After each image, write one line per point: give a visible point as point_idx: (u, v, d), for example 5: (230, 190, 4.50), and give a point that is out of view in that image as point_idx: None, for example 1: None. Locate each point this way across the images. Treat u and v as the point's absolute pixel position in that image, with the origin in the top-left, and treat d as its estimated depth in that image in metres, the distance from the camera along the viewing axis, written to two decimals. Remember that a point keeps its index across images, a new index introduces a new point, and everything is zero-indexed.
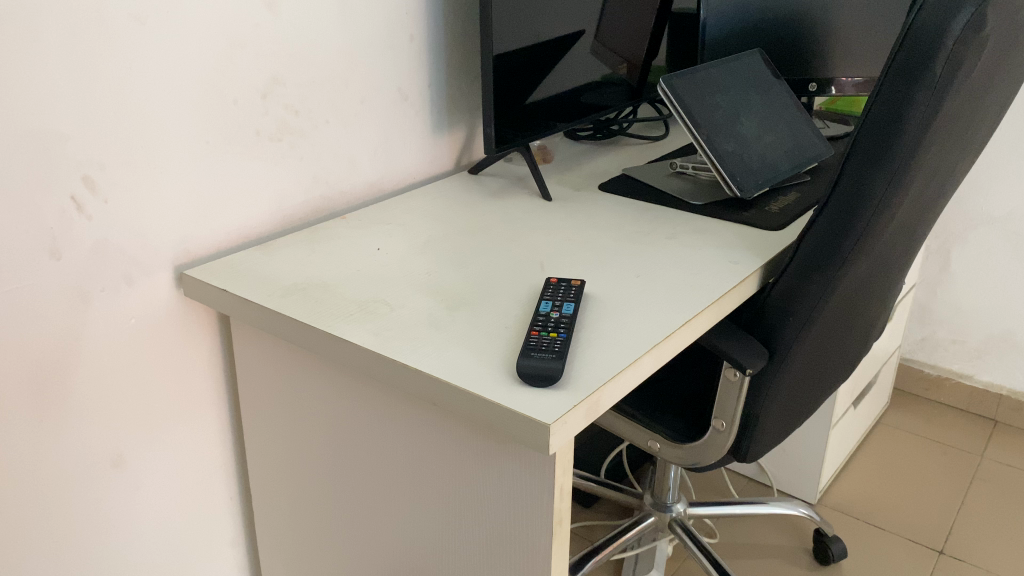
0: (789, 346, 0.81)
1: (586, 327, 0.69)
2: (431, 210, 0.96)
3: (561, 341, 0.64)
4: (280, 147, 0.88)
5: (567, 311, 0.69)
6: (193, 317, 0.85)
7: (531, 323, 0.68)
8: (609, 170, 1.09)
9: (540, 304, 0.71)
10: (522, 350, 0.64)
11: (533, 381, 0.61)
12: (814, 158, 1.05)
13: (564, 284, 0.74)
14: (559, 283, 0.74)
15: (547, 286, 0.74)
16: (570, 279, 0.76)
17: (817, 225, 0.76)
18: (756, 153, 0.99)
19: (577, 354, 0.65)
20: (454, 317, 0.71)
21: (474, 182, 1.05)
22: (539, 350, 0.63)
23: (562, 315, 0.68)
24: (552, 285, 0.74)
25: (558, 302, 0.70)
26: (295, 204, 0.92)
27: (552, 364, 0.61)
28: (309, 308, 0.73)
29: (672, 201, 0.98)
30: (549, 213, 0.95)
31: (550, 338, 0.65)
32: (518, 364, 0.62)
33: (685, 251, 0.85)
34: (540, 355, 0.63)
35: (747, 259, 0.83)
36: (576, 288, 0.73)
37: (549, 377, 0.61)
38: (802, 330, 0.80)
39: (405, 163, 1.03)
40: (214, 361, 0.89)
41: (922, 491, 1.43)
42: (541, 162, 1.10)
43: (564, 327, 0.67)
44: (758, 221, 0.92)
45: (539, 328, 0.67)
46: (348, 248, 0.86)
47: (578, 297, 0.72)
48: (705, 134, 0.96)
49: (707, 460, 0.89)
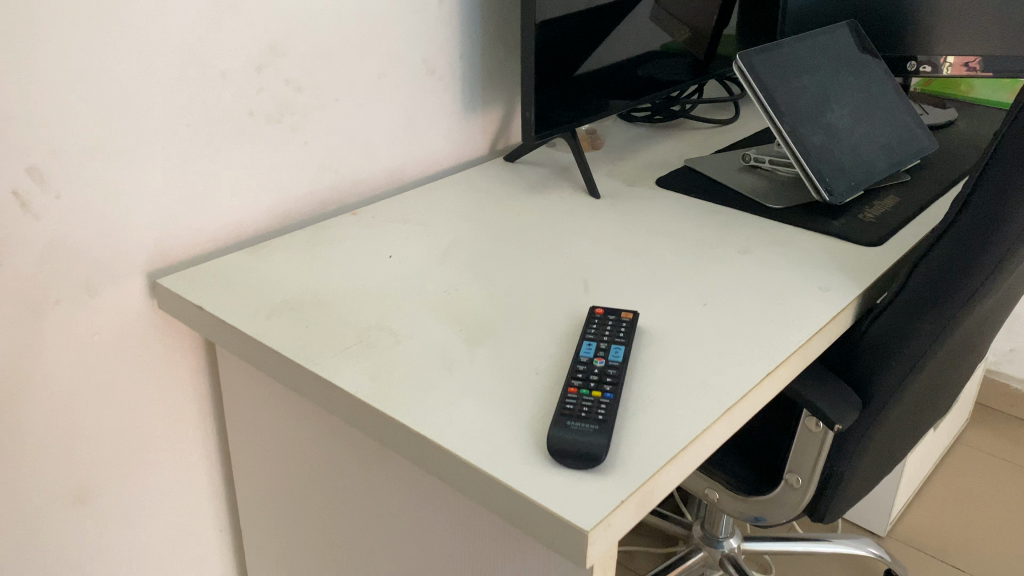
0: (887, 399, 0.66)
1: (642, 380, 0.55)
2: (457, 207, 0.82)
3: (606, 405, 0.50)
4: (280, 130, 0.73)
5: (615, 360, 0.55)
6: (174, 331, 0.72)
7: (568, 375, 0.54)
8: (669, 160, 0.93)
9: (581, 345, 0.57)
10: (556, 416, 0.50)
11: (569, 462, 0.47)
12: (917, 153, 0.88)
13: (612, 320, 0.59)
14: (604, 317, 0.60)
15: (589, 321, 0.60)
16: (619, 309, 0.61)
17: (929, 258, 0.62)
18: (849, 146, 0.83)
19: (627, 422, 0.51)
20: (473, 357, 0.57)
21: (511, 172, 0.90)
22: (579, 418, 0.49)
23: (609, 366, 0.54)
24: (595, 321, 0.60)
25: (605, 345, 0.56)
26: (299, 197, 0.78)
27: (597, 440, 0.47)
28: (298, 336, 0.59)
29: (745, 202, 0.82)
30: (597, 215, 0.80)
31: (594, 399, 0.51)
32: (550, 437, 0.48)
33: (764, 272, 0.70)
34: (582, 427, 0.48)
35: (841, 285, 0.68)
36: (627, 325, 0.58)
37: (591, 460, 0.46)
38: (904, 381, 0.65)
39: (431, 149, 0.88)
40: (196, 380, 0.76)
41: (1007, 526, 1.26)
42: (588, 148, 0.95)
43: (612, 385, 0.52)
44: (850, 233, 0.76)
45: (580, 385, 0.52)
46: (357, 254, 0.72)
47: (629, 338, 0.58)
48: (789, 124, 0.79)
49: (777, 519, 0.76)
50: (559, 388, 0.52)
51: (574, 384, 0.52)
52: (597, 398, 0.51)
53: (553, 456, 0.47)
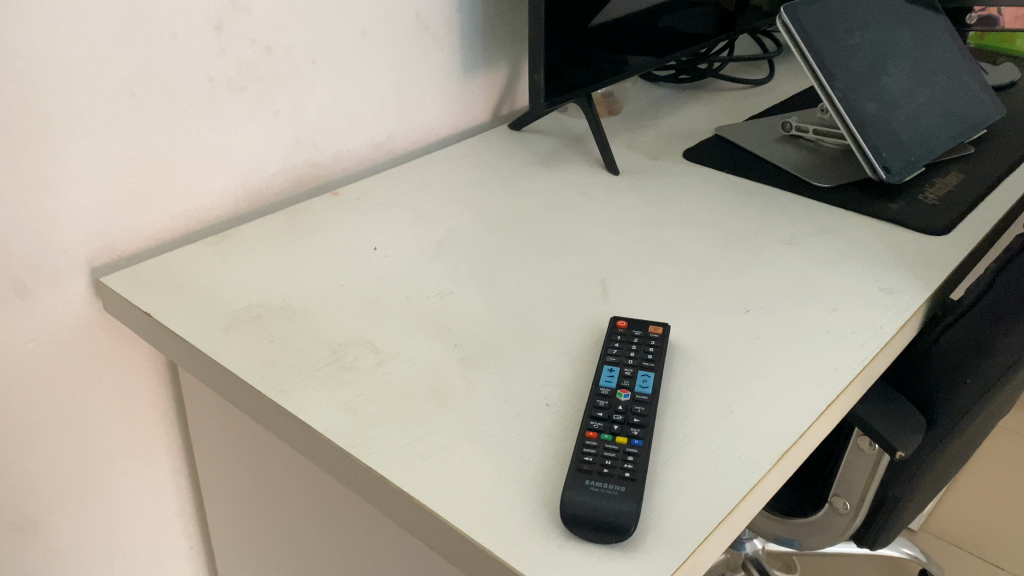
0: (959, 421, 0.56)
1: (677, 415, 0.45)
2: (455, 186, 0.71)
3: (634, 457, 0.40)
4: (245, 100, 0.62)
5: (644, 391, 0.45)
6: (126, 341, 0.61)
7: (585, 411, 0.44)
8: (696, 128, 0.82)
9: (601, 370, 0.47)
10: (572, 471, 0.40)
11: (589, 533, 0.37)
12: (982, 121, 0.77)
13: (637, 337, 0.49)
14: (628, 333, 0.50)
15: (610, 337, 0.50)
16: (646, 321, 0.51)
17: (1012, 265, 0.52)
18: (907, 115, 0.72)
19: (659, 476, 0.41)
20: (470, 383, 0.47)
21: (518, 142, 0.80)
22: (602, 475, 0.39)
23: (637, 400, 0.44)
24: (617, 338, 0.49)
25: (630, 372, 0.46)
26: (272, 175, 0.67)
27: (625, 506, 0.38)
28: (262, 355, 0.50)
29: (786, 181, 0.71)
30: (615, 197, 0.70)
31: (620, 447, 0.41)
32: (566, 499, 0.38)
33: (813, 270, 0.59)
34: (606, 488, 0.39)
35: (907, 286, 0.57)
36: (657, 345, 0.49)
37: (619, 532, 0.37)
38: (981, 403, 0.55)
39: (424, 117, 0.77)
40: (157, 391, 0.66)
41: None
42: (604, 113, 0.84)
43: (641, 427, 0.42)
44: (911, 219, 0.65)
45: (601, 427, 0.42)
46: (336, 246, 0.62)
47: (659, 361, 0.48)
48: (841, 90, 0.68)
49: (820, 544, 0.67)
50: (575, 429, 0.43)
51: (593, 425, 0.43)
52: (624, 445, 0.41)
53: (570, 525, 0.38)
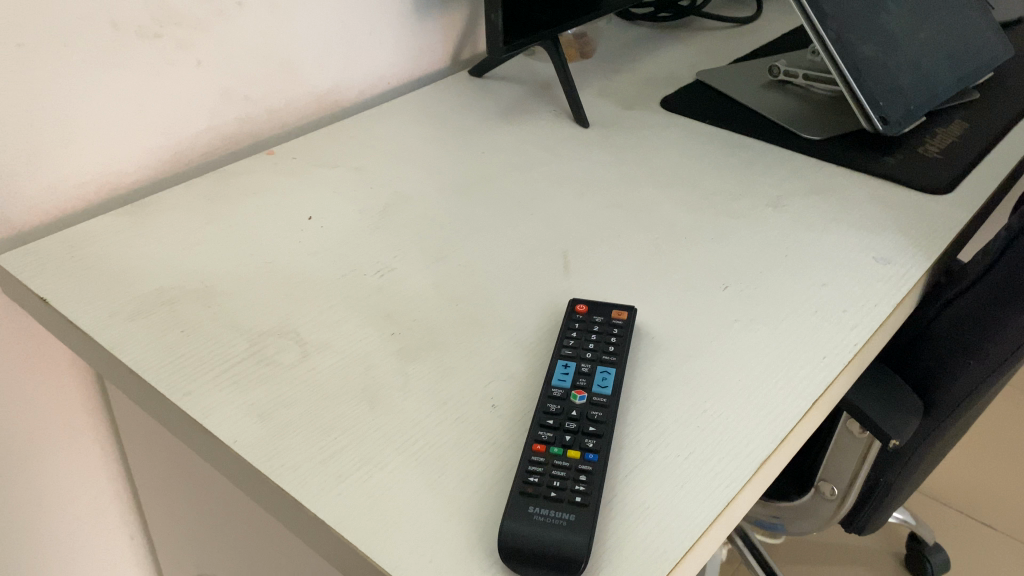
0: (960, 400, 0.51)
1: (647, 415, 0.40)
2: (407, 143, 0.64)
3: (589, 476, 0.35)
4: (160, 49, 0.54)
5: (603, 392, 0.39)
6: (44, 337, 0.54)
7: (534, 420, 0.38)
8: (675, 73, 0.75)
9: (555, 366, 0.41)
10: (516, 495, 0.34)
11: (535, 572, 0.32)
12: (989, 63, 0.70)
13: (599, 325, 0.43)
14: (588, 320, 0.44)
15: (566, 326, 0.44)
16: (609, 306, 0.45)
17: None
18: (908, 58, 0.64)
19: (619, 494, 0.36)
20: (405, 381, 0.41)
21: (478, 91, 0.73)
22: (551, 499, 0.34)
23: (594, 404, 0.38)
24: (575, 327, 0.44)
25: (587, 368, 0.41)
26: (197, 134, 0.60)
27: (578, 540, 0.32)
28: (168, 349, 0.43)
29: (772, 133, 0.64)
30: (583, 153, 0.63)
31: (573, 464, 0.35)
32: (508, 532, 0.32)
33: (801, 237, 0.53)
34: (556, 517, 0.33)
35: (905, 256, 0.51)
36: (620, 336, 0.43)
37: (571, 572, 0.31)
38: (987, 384, 0.49)
39: (371, 63, 0.70)
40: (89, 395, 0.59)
41: None
42: (574, 57, 0.77)
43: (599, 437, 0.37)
44: (910, 176, 0.59)
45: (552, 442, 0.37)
46: (267, 214, 0.55)
47: (623, 354, 0.42)
48: (835, 30, 0.61)
49: (806, 531, 0.62)
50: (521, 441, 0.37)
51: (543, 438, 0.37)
52: (577, 461, 0.35)
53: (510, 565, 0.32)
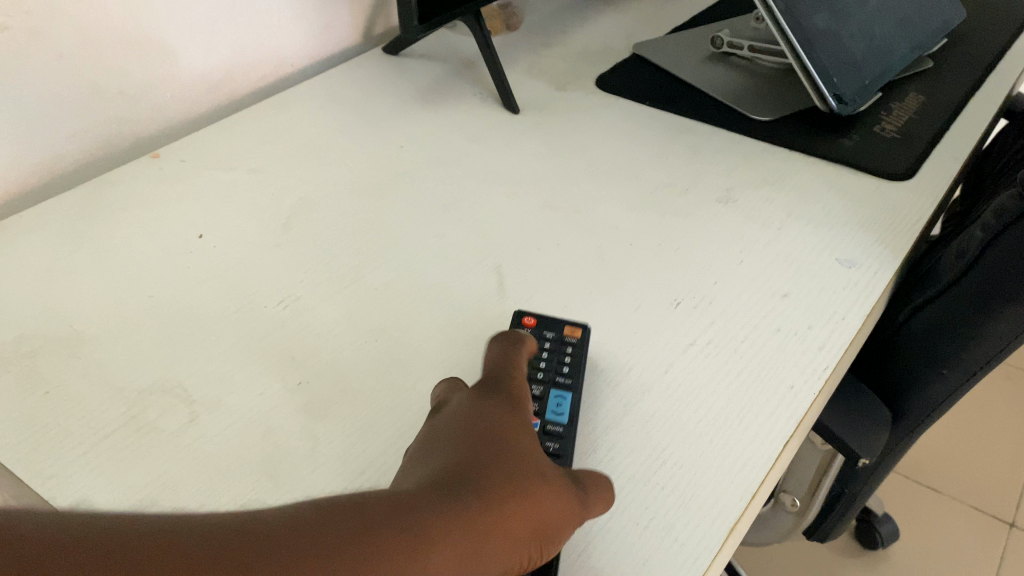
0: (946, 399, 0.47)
1: (602, 469, 0.34)
2: (316, 137, 0.57)
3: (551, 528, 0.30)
4: (9, 40, 0.45)
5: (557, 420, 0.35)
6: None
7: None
8: (609, 46, 0.69)
9: None
10: None
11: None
12: (941, 29, 0.65)
13: (550, 343, 0.39)
14: (536, 337, 0.40)
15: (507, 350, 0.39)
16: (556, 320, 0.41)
17: (1004, 238, 0.40)
18: (861, 26, 0.59)
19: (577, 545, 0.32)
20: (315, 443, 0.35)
21: (394, 72, 0.66)
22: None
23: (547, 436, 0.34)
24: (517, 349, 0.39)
25: (537, 394, 0.36)
26: (67, 139, 0.51)
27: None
28: (24, 415, 0.36)
29: (717, 116, 0.59)
30: (514, 144, 0.57)
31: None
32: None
33: (757, 238, 0.48)
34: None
35: (871, 256, 0.46)
36: (573, 356, 0.38)
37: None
38: (969, 385, 0.45)
39: (271, 44, 0.62)
40: None
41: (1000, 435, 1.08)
42: (498, 30, 0.71)
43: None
44: (868, 160, 0.54)
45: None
46: (151, 232, 0.47)
47: (576, 373, 0.38)
48: (785, 1, 0.55)
49: (767, 542, 0.58)
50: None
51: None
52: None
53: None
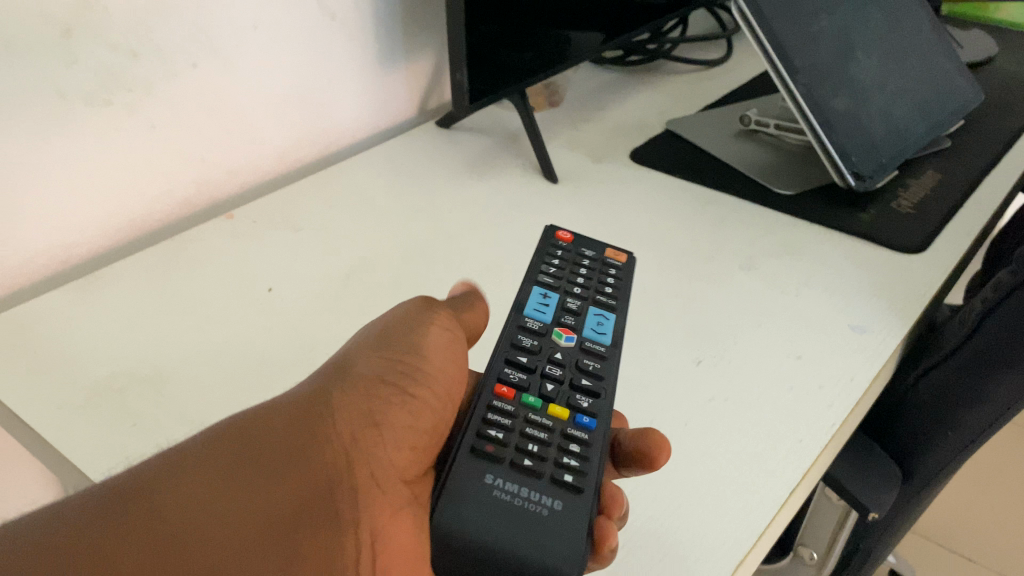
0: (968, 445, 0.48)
1: None
2: (372, 201, 0.63)
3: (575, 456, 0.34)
4: (109, 115, 0.52)
5: (599, 340, 0.40)
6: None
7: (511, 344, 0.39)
8: (645, 122, 0.74)
9: (535, 291, 0.42)
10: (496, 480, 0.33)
11: (464, 557, 0.30)
12: (961, 110, 0.69)
13: (592, 262, 0.45)
14: (575, 252, 0.46)
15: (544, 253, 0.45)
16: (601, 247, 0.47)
17: (1001, 308, 0.44)
18: (880, 108, 0.64)
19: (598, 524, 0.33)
20: None
21: (445, 143, 0.72)
22: (520, 470, 0.33)
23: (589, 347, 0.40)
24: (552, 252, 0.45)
25: (577, 303, 0.42)
26: (153, 199, 0.58)
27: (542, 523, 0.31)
28: (114, 443, 0.41)
29: (743, 189, 0.64)
30: (552, 211, 0.62)
31: (555, 436, 0.35)
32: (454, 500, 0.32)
33: (774, 303, 0.52)
34: (531, 502, 0.32)
35: (881, 323, 0.50)
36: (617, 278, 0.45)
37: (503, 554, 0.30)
38: (967, 451, 0.49)
39: (335, 117, 0.68)
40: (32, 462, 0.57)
41: None
42: (542, 105, 0.77)
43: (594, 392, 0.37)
44: (884, 233, 0.58)
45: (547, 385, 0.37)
46: (223, 284, 0.53)
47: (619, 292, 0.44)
48: (806, 85, 0.60)
49: None
50: (484, 384, 0.36)
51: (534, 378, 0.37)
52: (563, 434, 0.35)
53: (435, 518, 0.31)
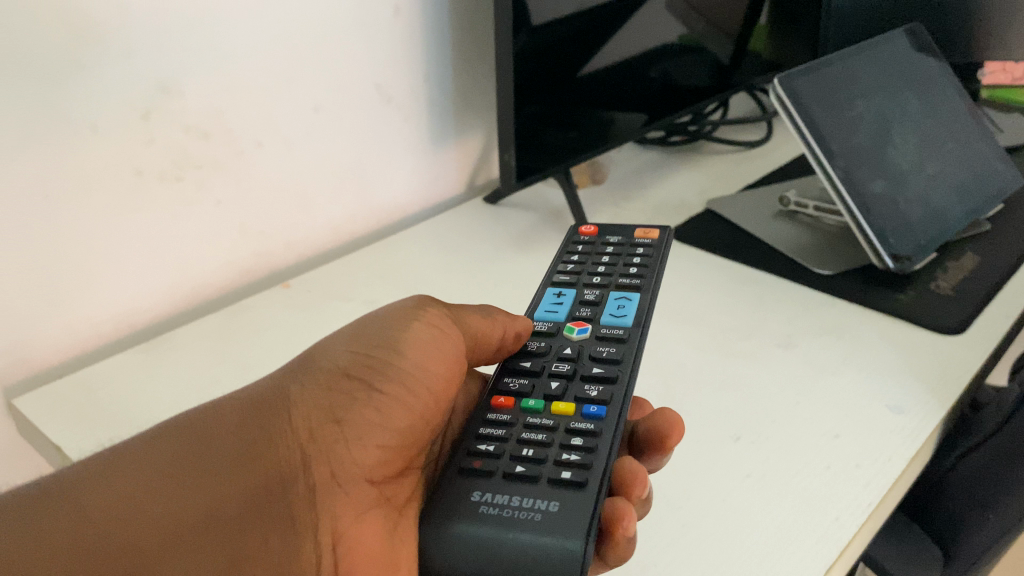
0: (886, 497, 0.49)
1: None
2: (419, 273, 0.65)
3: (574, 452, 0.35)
4: (179, 191, 0.55)
5: (572, 291, 0.46)
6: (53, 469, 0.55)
7: (518, 358, 0.42)
8: (686, 200, 0.77)
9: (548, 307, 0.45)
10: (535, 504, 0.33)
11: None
12: (999, 194, 0.70)
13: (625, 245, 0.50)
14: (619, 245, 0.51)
15: (564, 252, 0.51)
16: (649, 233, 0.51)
17: None
18: (917, 191, 0.65)
19: (613, 503, 0.36)
20: None
21: (492, 218, 0.74)
22: (517, 479, 0.34)
23: (584, 295, 0.46)
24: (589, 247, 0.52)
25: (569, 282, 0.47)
26: (214, 269, 0.61)
27: (534, 532, 0.32)
28: None
29: (783, 269, 0.65)
30: None
31: (555, 435, 0.37)
32: (474, 524, 0.32)
33: (811, 383, 0.53)
34: (522, 511, 0.33)
35: (919, 404, 0.50)
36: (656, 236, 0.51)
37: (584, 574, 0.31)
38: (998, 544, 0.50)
39: (388, 193, 0.72)
40: None
41: None
42: (585, 183, 0.80)
43: (614, 354, 0.41)
44: (923, 314, 0.59)
45: (554, 372, 0.41)
46: (278, 350, 0.56)
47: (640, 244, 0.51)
48: (843, 168, 0.62)
49: None
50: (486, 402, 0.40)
51: (564, 375, 0.40)
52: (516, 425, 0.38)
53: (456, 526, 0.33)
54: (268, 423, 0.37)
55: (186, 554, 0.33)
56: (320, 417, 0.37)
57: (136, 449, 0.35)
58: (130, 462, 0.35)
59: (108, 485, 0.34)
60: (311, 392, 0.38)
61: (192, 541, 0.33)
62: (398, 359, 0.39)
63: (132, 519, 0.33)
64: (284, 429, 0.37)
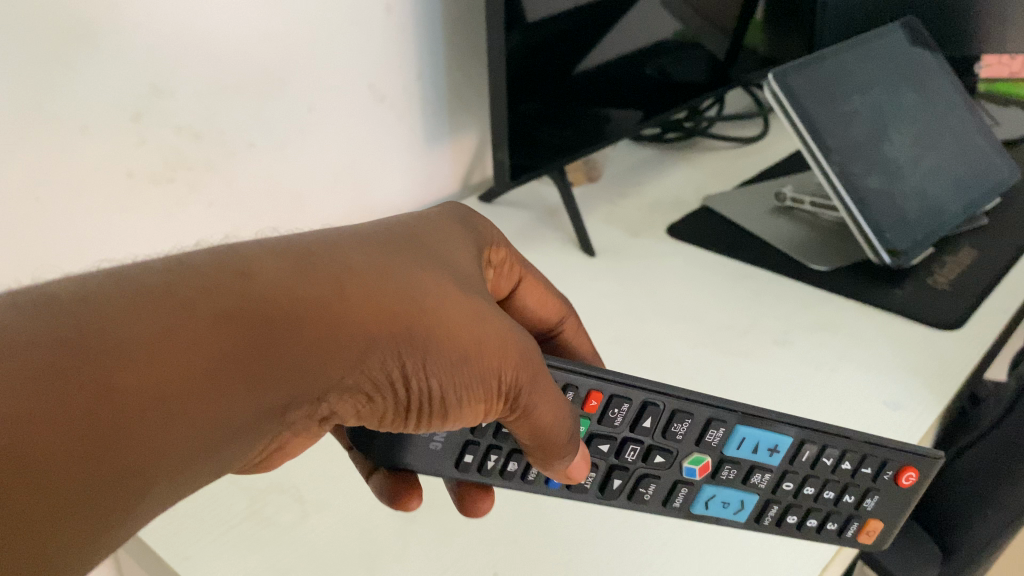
0: (872, 485, 0.42)
1: None
2: None
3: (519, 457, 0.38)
4: (172, 192, 0.55)
5: (770, 463, 0.41)
6: None
7: (671, 417, 0.39)
8: (682, 197, 0.77)
9: (739, 438, 0.40)
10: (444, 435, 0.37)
11: None
12: (997, 188, 0.69)
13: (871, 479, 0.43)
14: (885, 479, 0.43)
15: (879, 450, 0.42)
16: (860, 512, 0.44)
17: None
18: (914, 185, 0.65)
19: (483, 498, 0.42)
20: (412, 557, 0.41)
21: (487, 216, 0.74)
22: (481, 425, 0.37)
23: (754, 473, 0.41)
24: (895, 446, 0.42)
25: (792, 451, 0.41)
26: None
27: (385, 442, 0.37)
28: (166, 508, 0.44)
29: (780, 265, 0.65)
30: (588, 282, 0.63)
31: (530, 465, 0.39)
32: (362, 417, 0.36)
33: (808, 379, 0.53)
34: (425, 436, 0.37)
35: (917, 400, 0.50)
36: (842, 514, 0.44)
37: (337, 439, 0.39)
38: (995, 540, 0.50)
39: (383, 193, 0.71)
40: None
41: None
42: (581, 180, 0.79)
43: (640, 497, 0.41)
44: (921, 309, 0.59)
45: (631, 446, 0.40)
46: None
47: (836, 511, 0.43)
48: (839, 163, 0.62)
49: None
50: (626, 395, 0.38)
51: (618, 460, 0.40)
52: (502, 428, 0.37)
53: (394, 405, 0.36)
54: (339, 343, 0.27)
55: (187, 467, 0.24)
56: (373, 357, 0.28)
57: (159, 293, 0.25)
58: (168, 310, 0.25)
59: (124, 336, 0.23)
60: (392, 333, 0.29)
61: (195, 452, 0.24)
62: (480, 349, 0.31)
63: (137, 415, 0.23)
64: (339, 352, 0.27)
